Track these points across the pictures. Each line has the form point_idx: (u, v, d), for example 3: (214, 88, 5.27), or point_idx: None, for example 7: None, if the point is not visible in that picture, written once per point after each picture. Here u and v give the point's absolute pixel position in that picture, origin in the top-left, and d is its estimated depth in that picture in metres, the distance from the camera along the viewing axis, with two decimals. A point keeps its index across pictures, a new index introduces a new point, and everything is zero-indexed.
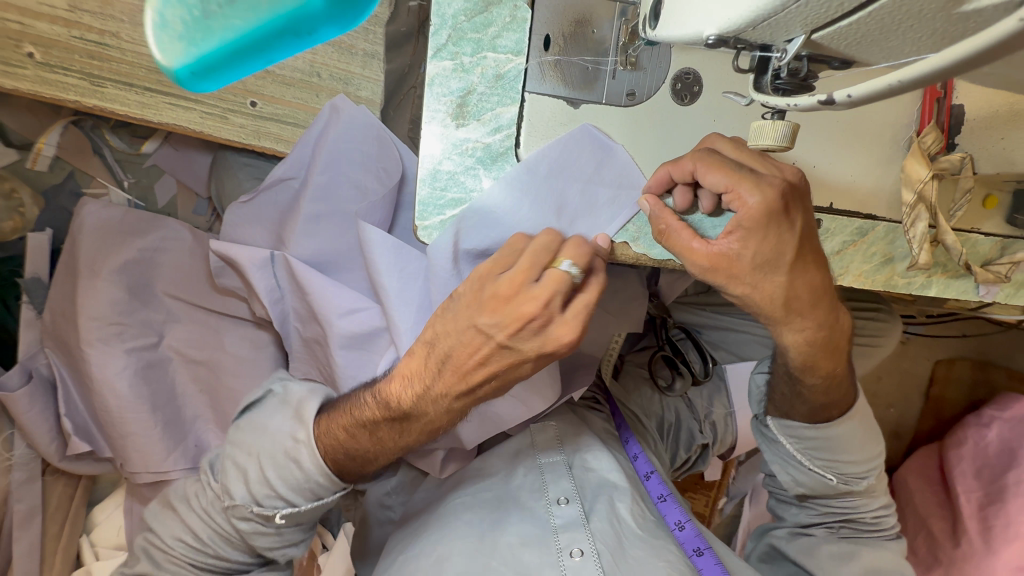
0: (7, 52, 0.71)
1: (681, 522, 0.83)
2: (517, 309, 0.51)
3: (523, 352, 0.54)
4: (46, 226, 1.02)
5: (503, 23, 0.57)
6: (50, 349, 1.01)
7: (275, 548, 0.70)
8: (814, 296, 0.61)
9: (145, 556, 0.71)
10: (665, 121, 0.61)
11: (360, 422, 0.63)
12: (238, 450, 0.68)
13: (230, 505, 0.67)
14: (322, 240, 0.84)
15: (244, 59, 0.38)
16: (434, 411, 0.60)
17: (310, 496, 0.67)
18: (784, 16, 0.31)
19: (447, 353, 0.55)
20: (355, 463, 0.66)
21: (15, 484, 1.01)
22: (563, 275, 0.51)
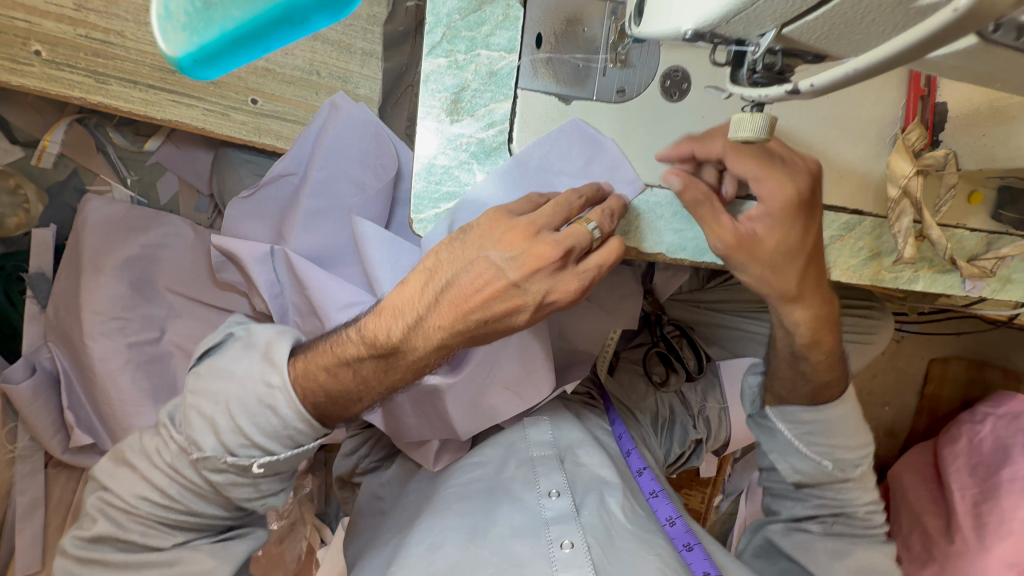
0: (14, 50, 0.73)
1: (671, 518, 0.84)
2: (534, 247, 0.51)
3: (528, 294, 0.53)
4: (50, 222, 1.04)
5: (496, 21, 0.59)
6: (53, 343, 1.02)
7: (254, 498, 0.69)
8: (816, 278, 0.65)
9: (104, 517, 0.67)
10: (655, 117, 0.62)
11: (342, 360, 0.61)
12: (203, 399, 0.65)
13: (200, 457, 0.64)
14: (322, 235, 0.86)
15: (243, 48, 0.41)
16: (424, 348, 0.57)
17: (288, 444, 0.66)
18: (754, 10, 0.33)
19: (447, 281, 0.54)
20: (337, 406, 0.64)
21: (18, 476, 1.02)
22: (584, 232, 0.52)
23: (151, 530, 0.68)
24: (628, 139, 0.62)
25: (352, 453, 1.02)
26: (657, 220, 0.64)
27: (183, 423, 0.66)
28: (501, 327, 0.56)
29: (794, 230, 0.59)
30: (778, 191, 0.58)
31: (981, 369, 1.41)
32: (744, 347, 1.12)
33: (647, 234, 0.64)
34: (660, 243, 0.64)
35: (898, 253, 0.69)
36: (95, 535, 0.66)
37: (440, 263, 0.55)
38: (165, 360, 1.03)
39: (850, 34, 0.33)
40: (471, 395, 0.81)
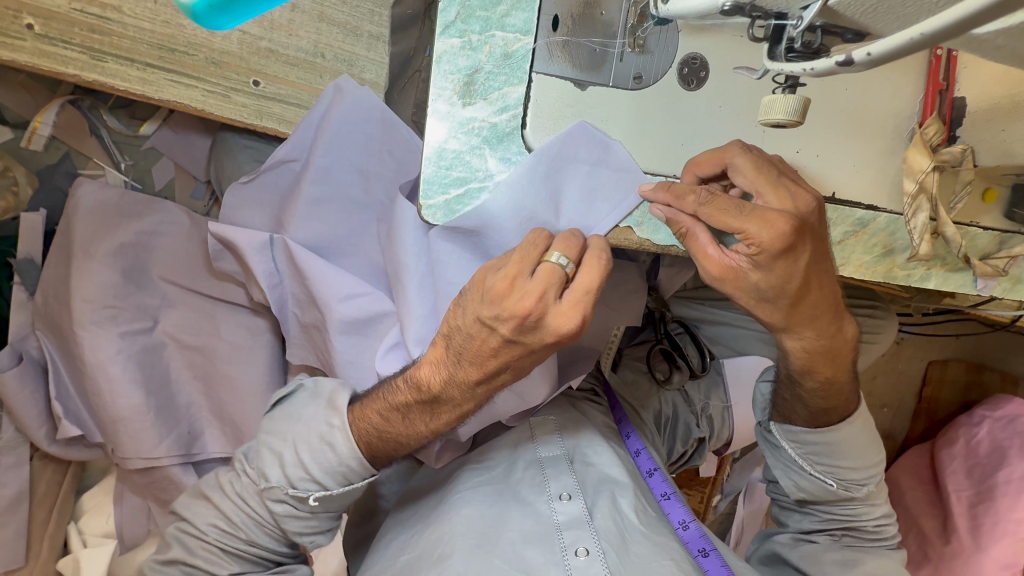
0: (5, 23, 0.69)
1: (684, 521, 0.83)
2: (512, 302, 0.51)
3: (528, 343, 0.54)
4: (39, 206, 1.01)
5: (511, 2, 0.57)
6: (41, 331, 0.99)
7: (304, 533, 0.73)
8: (816, 311, 0.61)
9: (177, 543, 0.73)
10: (671, 105, 0.61)
11: (393, 406, 0.65)
12: (274, 438, 0.71)
13: (265, 487, 0.69)
14: (323, 223, 0.84)
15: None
16: (463, 394, 0.61)
17: (341, 480, 0.69)
18: None
19: (459, 347, 0.57)
20: (389, 445, 0.67)
21: (2, 468, 0.99)
22: (554, 268, 0.52)
23: (212, 557, 0.72)
24: (645, 128, 0.61)
25: None
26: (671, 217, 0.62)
27: (255, 457, 0.72)
28: (525, 365, 0.59)
29: (784, 263, 0.54)
30: (766, 224, 0.51)
31: (979, 372, 1.41)
32: (747, 345, 1.13)
33: (660, 226, 0.62)
34: (673, 235, 0.62)
35: (913, 250, 0.68)
36: (169, 558, 0.72)
37: (457, 329, 0.57)
38: (158, 352, 1.01)
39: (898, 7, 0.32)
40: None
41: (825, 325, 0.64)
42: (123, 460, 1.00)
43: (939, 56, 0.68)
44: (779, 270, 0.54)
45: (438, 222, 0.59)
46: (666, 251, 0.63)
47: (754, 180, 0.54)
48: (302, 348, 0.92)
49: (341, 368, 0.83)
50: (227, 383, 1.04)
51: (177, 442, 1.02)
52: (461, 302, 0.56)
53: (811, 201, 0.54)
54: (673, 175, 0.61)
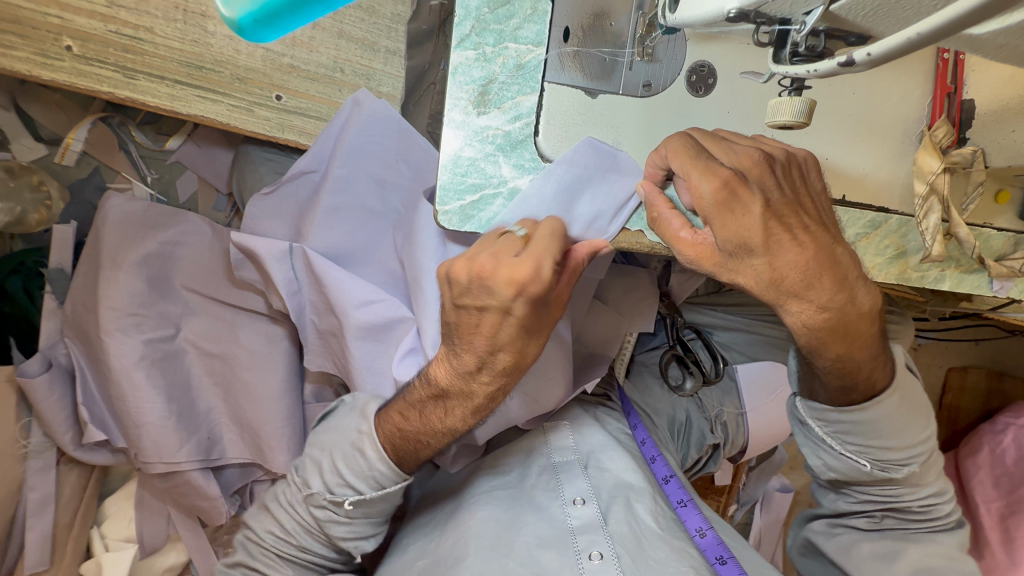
0: (46, 45, 0.72)
1: (701, 529, 0.82)
2: (465, 263, 0.56)
3: (493, 296, 0.55)
4: (70, 218, 1.05)
5: (524, 14, 0.59)
6: (70, 339, 1.02)
7: (349, 538, 0.74)
8: (808, 275, 0.57)
9: (243, 548, 0.79)
10: (679, 112, 0.63)
11: (410, 402, 0.68)
12: (316, 449, 0.75)
13: (308, 493, 0.73)
14: (341, 232, 0.87)
15: (298, 11, 0.46)
16: (470, 381, 0.62)
17: (373, 484, 0.70)
18: None
19: (455, 323, 0.60)
20: (412, 446, 0.69)
21: (29, 472, 1.02)
22: (507, 236, 0.57)
23: (270, 562, 0.76)
24: (654, 133, 0.62)
25: None
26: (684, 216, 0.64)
27: (303, 467, 0.76)
28: (512, 338, 0.58)
29: (731, 217, 0.54)
30: (696, 171, 0.54)
31: (999, 379, 1.40)
32: (759, 350, 1.14)
33: None
34: None
35: (926, 252, 0.68)
36: (235, 561, 0.78)
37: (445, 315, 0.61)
38: (179, 358, 1.04)
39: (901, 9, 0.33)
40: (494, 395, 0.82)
41: (831, 290, 0.59)
42: (145, 464, 1.03)
43: (946, 60, 0.69)
44: (731, 226, 0.54)
45: (453, 228, 0.61)
46: None
47: (698, 140, 0.57)
48: (319, 354, 0.94)
49: (359, 373, 0.86)
50: (246, 389, 1.07)
51: (197, 447, 1.05)
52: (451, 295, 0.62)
53: (756, 154, 0.55)
54: None
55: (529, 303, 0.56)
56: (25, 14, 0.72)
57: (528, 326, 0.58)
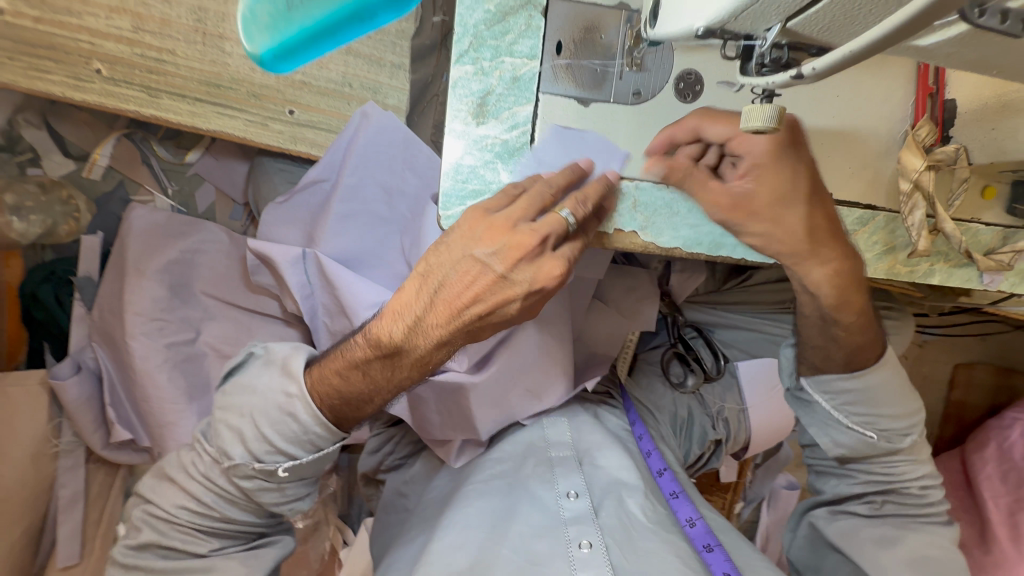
0: (78, 68, 0.78)
1: (691, 519, 0.85)
2: (515, 238, 0.59)
3: (518, 284, 0.61)
4: (97, 229, 1.11)
5: (519, 30, 0.62)
6: (97, 343, 1.08)
7: (281, 502, 0.81)
8: (828, 227, 0.69)
9: (148, 527, 0.80)
10: (668, 118, 0.66)
11: (353, 363, 0.72)
12: (231, 415, 0.77)
13: (231, 465, 0.76)
14: (350, 238, 0.91)
15: (315, 44, 0.52)
16: (424, 344, 0.66)
17: (309, 449, 0.78)
18: (761, 8, 0.37)
19: (440, 283, 0.62)
20: (352, 406, 0.75)
21: (61, 470, 1.07)
22: (561, 221, 0.59)
23: (185, 536, 0.80)
24: (644, 139, 0.66)
25: (376, 451, 1.11)
26: (673, 218, 0.69)
27: (214, 437, 0.78)
28: (502, 321, 0.65)
29: (770, 174, 0.66)
30: (713, 140, 0.63)
31: (1007, 375, 1.38)
32: (760, 348, 1.15)
33: (663, 229, 0.69)
34: (676, 238, 0.69)
35: (913, 247, 0.70)
36: (143, 542, 0.78)
37: (444, 269, 0.62)
38: (198, 361, 1.10)
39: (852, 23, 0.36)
40: (495, 391, 0.88)
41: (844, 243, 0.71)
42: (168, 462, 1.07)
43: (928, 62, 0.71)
44: (768, 181, 0.66)
45: None
46: (669, 252, 0.70)
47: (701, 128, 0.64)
48: None
49: None
50: None
51: None
52: (438, 248, 0.62)
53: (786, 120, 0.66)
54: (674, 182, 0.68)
55: (537, 300, 0.65)
56: (59, 40, 0.77)
57: (521, 313, 0.66)
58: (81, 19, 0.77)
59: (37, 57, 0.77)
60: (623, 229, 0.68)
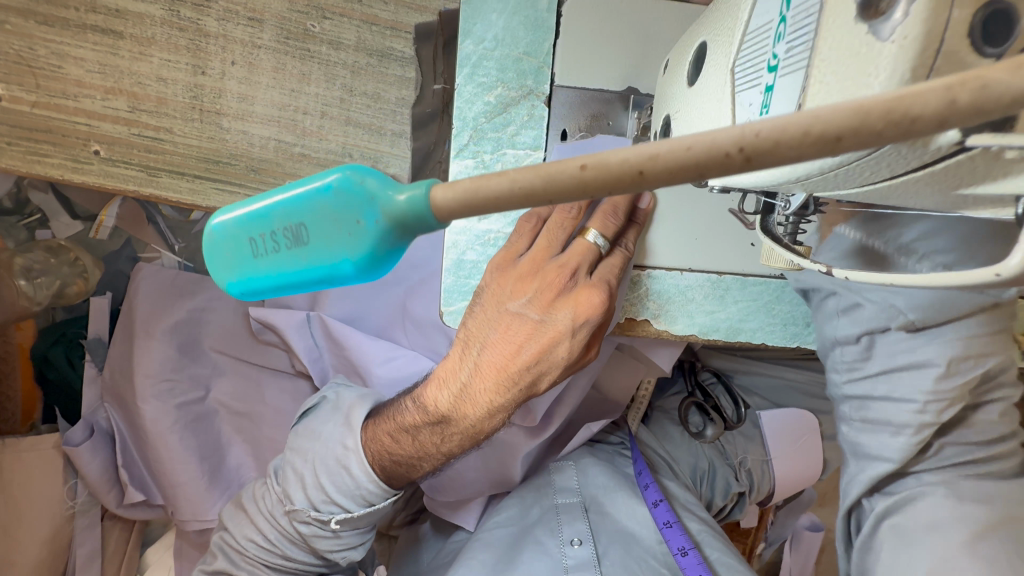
0: (76, 151, 0.77)
1: (683, 548, 0.77)
2: (544, 278, 0.55)
3: (561, 323, 0.56)
4: (106, 289, 1.13)
5: (521, 121, 0.59)
6: (109, 404, 1.09)
7: (335, 550, 0.74)
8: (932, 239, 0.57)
9: (224, 554, 0.79)
10: (688, 204, 0.63)
11: (402, 426, 0.67)
12: (296, 457, 0.74)
13: (291, 509, 0.72)
14: (355, 301, 0.91)
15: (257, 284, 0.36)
16: (474, 413, 0.60)
17: (363, 502, 0.71)
18: (790, 185, 0.34)
19: (483, 346, 0.58)
20: (401, 468, 0.69)
21: (78, 529, 1.08)
22: (589, 244, 0.55)
23: (255, 570, 0.77)
24: (655, 224, 0.63)
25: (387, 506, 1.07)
26: (687, 306, 0.65)
27: (281, 477, 0.75)
28: (561, 369, 0.59)
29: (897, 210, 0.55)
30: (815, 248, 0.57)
31: None
32: (782, 396, 1.12)
33: (677, 317, 0.66)
34: (691, 325, 0.66)
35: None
36: (216, 569, 0.78)
37: (484, 329, 0.58)
38: (209, 418, 1.10)
39: (886, 199, 0.35)
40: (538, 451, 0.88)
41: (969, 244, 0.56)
42: (181, 522, 1.06)
43: None
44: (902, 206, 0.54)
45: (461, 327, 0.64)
46: (686, 338, 0.67)
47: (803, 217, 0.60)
48: None
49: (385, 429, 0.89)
50: (274, 446, 1.12)
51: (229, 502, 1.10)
52: (474, 311, 0.59)
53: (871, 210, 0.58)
54: (688, 269, 0.65)
55: (591, 334, 0.58)
56: (56, 123, 0.76)
57: (576, 355, 0.59)
58: (78, 101, 0.76)
59: (35, 141, 0.76)
60: (639, 318, 0.65)
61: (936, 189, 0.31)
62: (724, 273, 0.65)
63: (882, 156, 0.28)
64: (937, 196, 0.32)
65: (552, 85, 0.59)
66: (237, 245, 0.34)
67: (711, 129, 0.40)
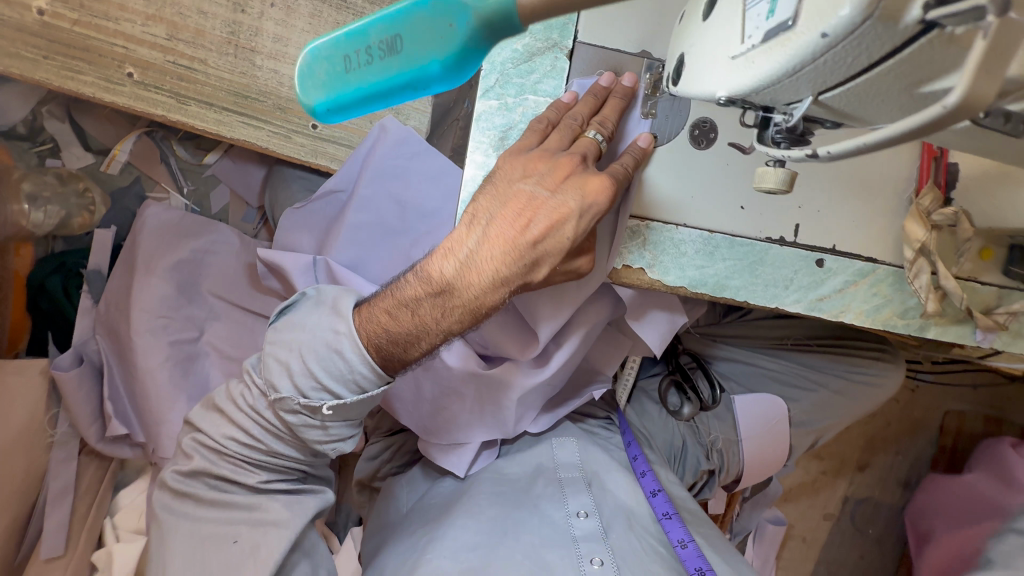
0: (110, 71, 0.82)
1: (683, 540, 0.89)
2: (556, 161, 0.60)
3: (570, 200, 0.59)
4: (111, 224, 1.13)
5: (544, 71, 0.67)
6: (100, 335, 1.09)
7: (326, 442, 0.76)
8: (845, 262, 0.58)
9: (198, 454, 0.81)
10: (685, 164, 0.69)
11: (402, 301, 0.67)
12: (280, 348, 0.74)
13: (277, 398, 0.72)
14: (361, 249, 0.91)
15: (367, 103, 0.47)
16: (478, 282, 0.62)
17: (355, 389, 0.72)
18: (783, 83, 0.40)
19: (489, 219, 0.61)
20: (397, 347, 0.68)
21: (54, 461, 1.06)
22: (591, 140, 0.61)
23: (237, 468, 0.81)
24: (650, 180, 0.69)
25: (374, 458, 1.10)
26: (680, 258, 0.71)
27: (263, 369, 0.75)
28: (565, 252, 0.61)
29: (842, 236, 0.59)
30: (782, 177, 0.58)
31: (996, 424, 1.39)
32: (759, 383, 1.16)
33: (669, 268, 0.71)
34: (682, 277, 0.72)
35: (923, 308, 0.74)
36: (193, 469, 0.80)
37: (492, 205, 0.61)
38: (199, 360, 1.10)
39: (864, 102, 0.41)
40: (531, 394, 0.90)
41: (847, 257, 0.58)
42: (161, 460, 1.06)
43: None
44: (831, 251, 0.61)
45: None
46: (675, 290, 0.73)
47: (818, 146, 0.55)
48: None
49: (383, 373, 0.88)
50: None
51: None
52: (485, 190, 0.62)
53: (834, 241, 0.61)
54: (683, 224, 0.71)
55: (595, 221, 0.61)
56: (94, 43, 0.81)
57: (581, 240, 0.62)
58: (118, 25, 0.81)
59: (70, 58, 0.80)
60: (632, 266, 0.71)
61: (904, 84, 0.38)
62: (715, 231, 0.71)
63: (863, 37, 0.35)
64: (902, 96, 0.39)
65: (575, 40, 0.66)
66: (333, 64, 0.45)
67: (718, 45, 0.44)
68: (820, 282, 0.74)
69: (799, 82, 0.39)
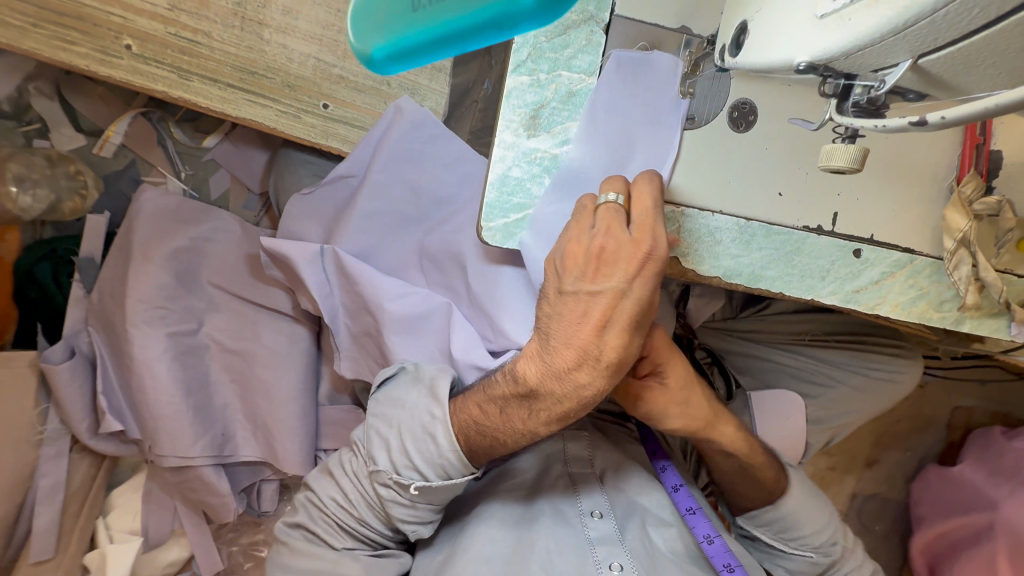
0: (106, 43, 0.77)
1: (709, 536, 0.85)
2: (588, 253, 0.56)
3: (614, 284, 0.55)
4: (104, 209, 1.08)
5: (579, 45, 0.64)
6: (94, 328, 1.03)
7: (407, 522, 0.72)
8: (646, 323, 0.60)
9: (304, 509, 0.80)
10: (725, 147, 0.66)
11: (491, 398, 0.66)
12: (380, 421, 0.72)
13: (373, 469, 0.70)
14: (373, 237, 0.88)
15: (434, 47, 0.50)
16: (560, 388, 0.59)
17: (441, 473, 0.69)
18: (888, 42, 0.38)
19: (549, 330, 0.59)
20: (487, 442, 0.67)
21: (43, 458, 1.01)
22: (610, 205, 0.58)
23: (330, 529, 0.77)
24: (687, 164, 0.66)
25: None
26: (715, 248, 0.68)
27: (364, 439, 0.73)
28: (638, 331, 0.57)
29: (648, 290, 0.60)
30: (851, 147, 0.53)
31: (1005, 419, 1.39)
32: (777, 378, 1.14)
33: (705, 257, 0.68)
34: (717, 267, 0.69)
35: (960, 301, 0.72)
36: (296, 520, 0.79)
37: (549, 318, 0.59)
38: (199, 353, 1.05)
39: (971, 66, 0.40)
40: None
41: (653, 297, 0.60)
42: (159, 457, 1.02)
43: None
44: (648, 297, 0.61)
45: (496, 243, 0.65)
46: (707, 279, 0.70)
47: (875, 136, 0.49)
48: (354, 361, 0.93)
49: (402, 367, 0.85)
50: (264, 388, 1.05)
51: (211, 442, 1.04)
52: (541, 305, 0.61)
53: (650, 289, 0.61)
54: (720, 211, 0.67)
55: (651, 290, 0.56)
56: (88, 11, 0.76)
57: (647, 309, 0.57)
58: None
59: (63, 27, 0.75)
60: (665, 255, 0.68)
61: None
62: (752, 218, 0.68)
63: None
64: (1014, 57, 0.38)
65: (611, 14, 0.64)
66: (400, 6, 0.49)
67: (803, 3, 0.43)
68: (857, 273, 0.71)
69: (906, 41, 0.38)
